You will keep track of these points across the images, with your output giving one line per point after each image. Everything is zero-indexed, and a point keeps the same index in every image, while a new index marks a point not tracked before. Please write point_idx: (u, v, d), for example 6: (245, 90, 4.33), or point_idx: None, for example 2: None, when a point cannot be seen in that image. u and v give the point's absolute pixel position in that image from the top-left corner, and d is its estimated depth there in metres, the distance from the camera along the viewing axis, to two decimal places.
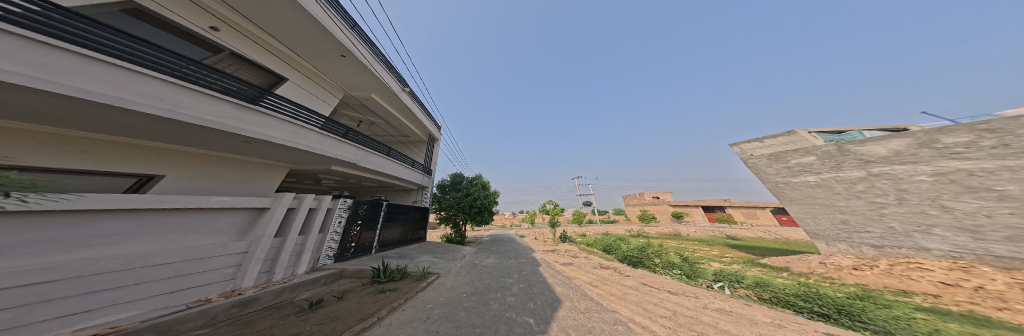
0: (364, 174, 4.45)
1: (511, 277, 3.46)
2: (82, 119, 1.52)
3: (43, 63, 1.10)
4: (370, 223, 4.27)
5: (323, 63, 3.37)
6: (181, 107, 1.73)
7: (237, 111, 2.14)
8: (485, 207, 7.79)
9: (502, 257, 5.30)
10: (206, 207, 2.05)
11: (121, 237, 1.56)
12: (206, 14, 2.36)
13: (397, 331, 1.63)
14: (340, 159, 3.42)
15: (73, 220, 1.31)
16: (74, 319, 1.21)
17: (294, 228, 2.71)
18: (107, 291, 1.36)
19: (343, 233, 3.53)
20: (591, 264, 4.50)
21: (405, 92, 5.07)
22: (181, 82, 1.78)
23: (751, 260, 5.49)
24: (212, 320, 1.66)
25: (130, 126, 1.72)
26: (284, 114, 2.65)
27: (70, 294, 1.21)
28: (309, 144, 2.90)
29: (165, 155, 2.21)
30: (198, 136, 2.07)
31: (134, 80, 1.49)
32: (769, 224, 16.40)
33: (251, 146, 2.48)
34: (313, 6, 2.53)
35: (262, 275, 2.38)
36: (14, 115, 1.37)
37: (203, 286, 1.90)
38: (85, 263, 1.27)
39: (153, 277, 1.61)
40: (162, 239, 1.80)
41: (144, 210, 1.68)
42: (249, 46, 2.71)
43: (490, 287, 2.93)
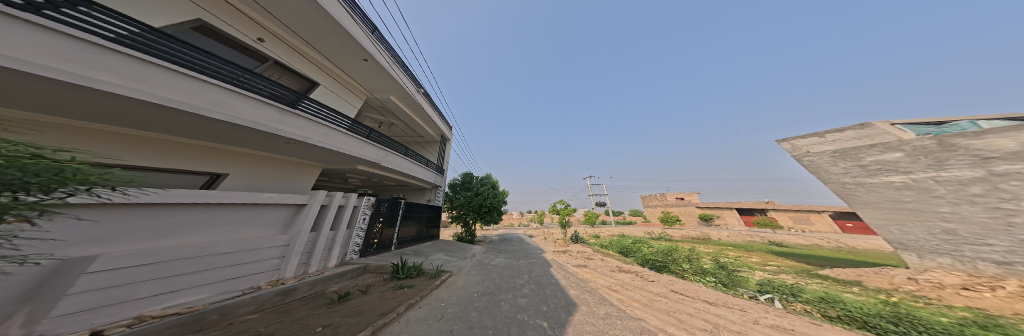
0: (385, 173, 4.74)
1: (522, 277, 3.42)
2: (165, 123, 1.82)
3: (108, 68, 1.31)
4: (391, 220, 4.53)
5: (349, 68, 3.67)
6: (237, 112, 2.00)
7: (281, 115, 2.39)
8: (494, 207, 7.83)
9: (513, 257, 5.27)
10: (259, 202, 2.30)
11: (195, 227, 1.86)
12: (255, 27, 2.71)
13: (413, 329, 1.68)
14: (364, 158, 3.66)
15: (153, 214, 1.60)
16: (153, 300, 1.50)
17: (326, 224, 2.93)
18: (186, 275, 1.69)
19: (366, 230, 3.76)
20: (608, 267, 4.27)
21: (420, 93, 5.32)
22: (238, 89, 2.05)
23: (804, 271, 4.77)
24: (260, 306, 1.88)
25: (200, 129, 2.02)
26: (318, 117, 2.90)
27: (151, 278, 1.50)
28: (338, 145, 3.14)
29: (229, 156, 2.57)
30: (252, 138, 2.37)
31: (199, 88, 1.76)
32: (826, 231, 14.14)
33: (291, 147, 2.75)
34: (337, 10, 2.75)
35: (301, 266, 2.62)
36: (124, 120, 1.73)
37: (256, 274, 2.17)
38: (161, 251, 1.57)
39: (217, 264, 1.88)
40: (225, 230, 2.08)
41: (215, 205, 1.98)
42: (289, 54, 3.04)
43: (501, 287, 2.90)
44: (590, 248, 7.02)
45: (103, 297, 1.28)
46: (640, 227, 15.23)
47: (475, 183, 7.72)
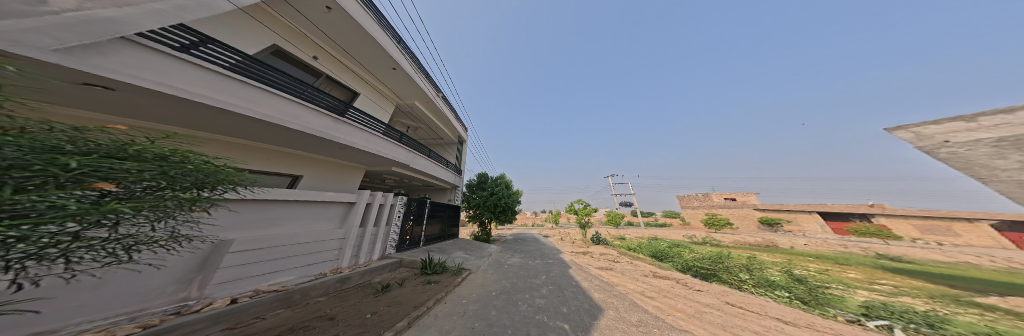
0: (413, 174, 5.20)
1: (539, 278, 3.32)
2: (255, 130, 2.34)
3: (207, 83, 1.81)
4: (419, 218, 4.92)
5: (381, 77, 4.17)
6: (302, 121, 2.47)
7: (334, 124, 2.84)
8: (508, 207, 7.89)
9: (531, 257, 5.21)
10: (323, 199, 2.76)
11: (285, 219, 2.43)
12: (312, 47, 3.29)
13: (439, 323, 1.78)
14: (396, 160, 4.06)
15: (261, 208, 2.19)
16: (264, 277, 2.20)
17: (370, 221, 3.34)
18: (282, 259, 2.34)
19: (401, 227, 4.16)
20: (640, 271, 3.83)
21: (439, 97, 5.73)
22: (303, 102, 2.52)
23: (943, 296, 3.45)
24: (325, 290, 2.40)
25: (279, 136, 2.54)
26: (362, 125, 3.33)
27: (263, 260, 2.19)
28: (377, 148, 3.56)
29: (304, 160, 3.22)
30: (313, 144, 2.86)
31: (277, 101, 2.27)
32: (979, 244, 10.04)
33: (341, 151, 3.24)
34: (371, 25, 3.21)
35: (353, 258, 3.08)
36: (233, 130, 2.31)
37: (324, 263, 2.74)
38: (264, 240, 2.20)
39: (298, 252, 2.48)
40: (303, 222, 2.59)
41: (297, 202, 2.50)
42: (338, 69, 3.61)
43: (518, 287, 2.87)
44: (617, 250, 6.43)
45: (236, 272, 2.00)
46: (679, 231, 13.40)
47: (491, 183, 7.85)
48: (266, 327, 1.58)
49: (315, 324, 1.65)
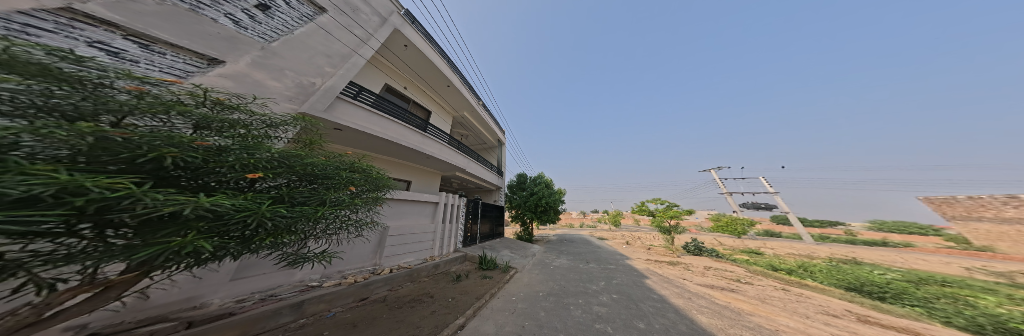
0: (465, 177, 6.22)
1: (595, 283, 2.80)
2: (380, 146, 3.61)
3: (363, 119, 3.01)
4: (473, 217, 5.53)
5: (441, 94, 5.42)
6: (403, 139, 3.55)
7: (421, 138, 3.90)
8: (550, 207, 7.48)
9: (583, 260, 4.61)
10: (421, 199, 3.81)
11: (405, 214, 3.54)
12: (404, 79, 4.67)
13: (491, 318, 1.82)
14: (455, 164, 5.04)
15: (398, 208, 3.39)
16: (398, 255, 3.36)
17: (444, 219, 4.32)
18: (406, 244, 3.48)
19: (464, 228, 5.01)
20: (804, 307, 2.36)
21: (480, 105, 6.60)
22: (404, 125, 3.62)
23: None
24: (426, 272, 3.38)
25: (391, 149, 3.80)
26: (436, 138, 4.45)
27: (397, 243, 3.34)
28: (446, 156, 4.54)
29: (407, 166, 4.67)
30: (407, 153, 4.07)
31: (391, 126, 3.40)
32: None
33: (423, 158, 4.42)
34: (433, 55, 4.38)
35: (435, 249, 4.10)
36: (374, 148, 3.72)
37: (422, 251, 3.82)
38: (398, 230, 3.35)
39: (411, 240, 3.58)
40: (413, 217, 3.70)
41: (410, 201, 3.60)
42: (418, 93, 5.00)
43: (568, 290, 2.53)
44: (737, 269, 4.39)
45: (389, 249, 3.22)
46: (893, 256, 7.44)
47: (530, 183, 7.75)
48: (405, 294, 2.55)
49: (423, 299, 2.35)
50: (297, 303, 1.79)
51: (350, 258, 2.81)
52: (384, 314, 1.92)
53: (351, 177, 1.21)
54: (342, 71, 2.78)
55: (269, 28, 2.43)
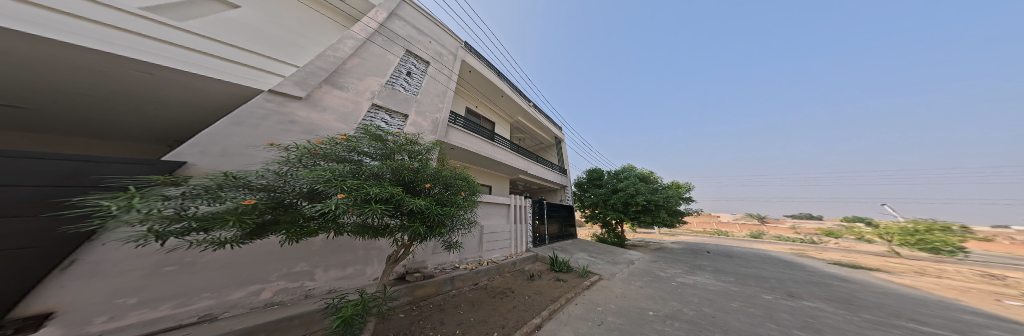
0: (527, 178, 6.64)
1: (755, 320, 1.77)
2: (466, 156, 4.83)
3: (460, 139, 4.20)
4: (540, 218, 5.65)
5: (498, 104, 6.32)
6: (481, 148, 4.68)
7: (490, 147, 4.96)
8: (647, 206, 5.95)
9: (704, 279, 3.28)
10: (499, 200, 4.48)
11: (489, 214, 4.29)
12: (473, 99, 5.82)
13: (575, 325, 1.63)
14: (517, 166, 5.68)
15: (485, 208, 4.21)
16: (488, 248, 4.13)
17: (516, 219, 4.85)
18: (492, 241, 4.23)
19: (533, 228, 5.32)
20: None
21: (531, 106, 7.03)
22: (481, 137, 4.73)
23: None
24: (510, 267, 3.95)
25: (473, 158, 4.95)
26: (501, 146, 5.38)
27: (487, 239, 4.13)
28: (508, 160, 5.46)
29: (481, 171, 5.84)
30: (483, 160, 5.11)
31: (473, 140, 4.53)
32: None
33: (494, 163, 5.36)
34: (489, 74, 5.28)
35: (512, 247, 4.68)
36: (462, 159, 4.99)
37: (504, 248, 4.47)
38: (487, 228, 4.13)
39: (494, 237, 4.30)
40: (495, 216, 4.42)
41: (491, 203, 4.35)
42: (484, 107, 6.07)
43: (692, 318, 1.78)
44: None
45: (483, 245, 4.03)
46: None
47: (610, 178, 6.70)
48: (500, 284, 3.20)
49: (507, 294, 2.71)
50: (452, 277, 2.95)
51: (468, 249, 3.80)
52: (477, 300, 2.55)
53: (465, 186, 1.79)
54: (445, 104, 3.94)
55: (418, 87, 3.75)
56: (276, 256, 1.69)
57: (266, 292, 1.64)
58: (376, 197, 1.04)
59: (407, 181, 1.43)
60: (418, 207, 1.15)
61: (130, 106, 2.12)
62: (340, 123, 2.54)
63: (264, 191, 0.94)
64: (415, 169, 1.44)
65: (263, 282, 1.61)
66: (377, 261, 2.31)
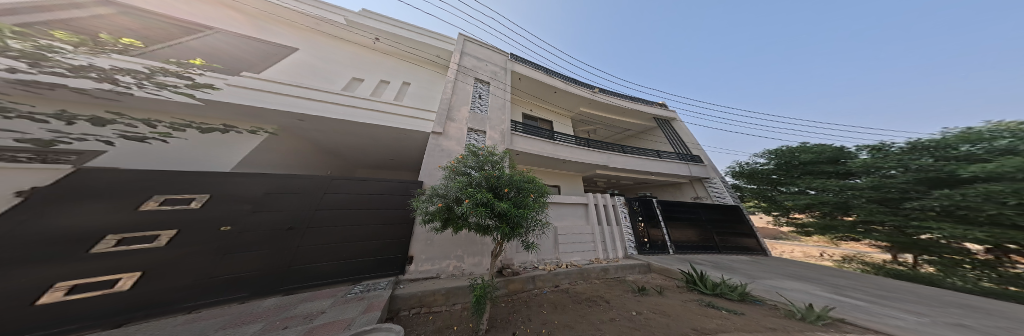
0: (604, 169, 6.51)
1: None
2: (536, 158, 5.69)
3: (523, 144, 5.19)
4: (653, 220, 5.38)
5: (553, 101, 7.63)
6: (540, 149, 5.36)
7: (549, 145, 5.63)
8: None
9: None
10: (569, 199, 4.98)
11: (562, 214, 4.88)
12: (529, 103, 7.56)
13: None
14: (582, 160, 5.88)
15: (557, 209, 4.85)
16: (569, 247, 4.67)
17: (593, 221, 5.03)
18: (571, 241, 4.72)
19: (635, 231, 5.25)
20: None
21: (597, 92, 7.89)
22: (536, 138, 5.41)
23: None
24: (589, 273, 4.12)
25: (539, 160, 5.73)
26: (558, 142, 5.93)
27: (566, 237, 4.69)
28: (574, 156, 5.89)
29: (550, 172, 6.64)
30: (547, 159, 5.74)
31: (534, 143, 5.36)
32: None
33: (561, 163, 6.01)
34: (539, 78, 6.69)
35: (592, 252, 4.86)
36: (532, 162, 6.01)
37: (586, 252, 4.75)
38: (564, 227, 4.74)
39: (572, 236, 4.76)
40: (570, 217, 4.97)
41: (562, 203, 4.97)
42: (536, 108, 7.64)
43: None
44: None
45: (563, 244, 4.61)
46: None
47: (859, 167, 4.45)
48: (579, 290, 3.51)
49: (591, 303, 2.95)
50: (534, 277, 3.59)
51: (545, 250, 4.48)
52: (565, 303, 2.89)
53: (529, 188, 2.74)
54: (506, 116, 4.93)
55: (488, 107, 4.95)
56: (455, 242, 3.06)
57: (450, 267, 2.91)
58: (481, 202, 2.21)
59: (494, 187, 2.66)
60: (501, 209, 2.23)
61: (394, 149, 4.60)
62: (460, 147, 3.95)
63: (441, 199, 2.54)
64: (495, 178, 2.67)
65: (455, 259, 2.97)
66: (486, 255, 3.17)
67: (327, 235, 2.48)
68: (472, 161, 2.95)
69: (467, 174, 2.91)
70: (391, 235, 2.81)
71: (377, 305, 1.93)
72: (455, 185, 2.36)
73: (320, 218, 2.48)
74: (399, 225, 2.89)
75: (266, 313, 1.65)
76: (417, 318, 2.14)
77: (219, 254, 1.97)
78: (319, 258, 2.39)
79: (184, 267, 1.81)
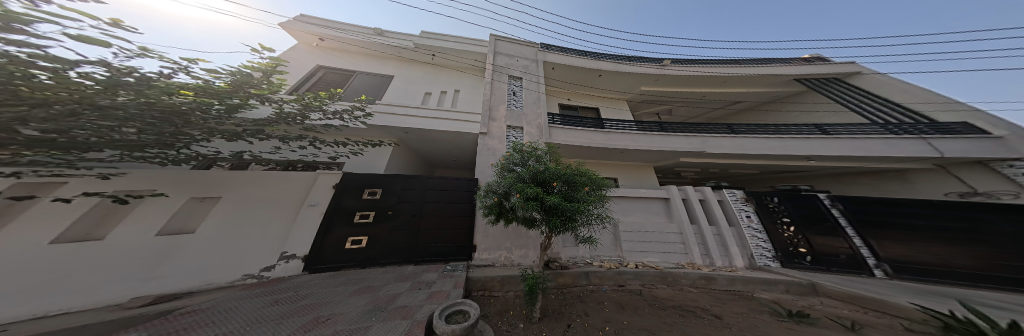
0: (653, 149, 7.26)
1: None
2: (586, 150, 7.62)
3: (554, 136, 7.31)
4: (813, 221, 5.12)
5: (597, 82, 9.77)
6: (569, 137, 7.39)
7: (587, 132, 7.47)
8: None
9: None
10: (632, 195, 6.41)
11: (626, 212, 6.36)
12: (575, 93, 10.45)
13: None
14: (625, 147, 7.28)
15: (621, 206, 6.39)
16: (641, 239, 5.98)
17: (681, 218, 6.01)
18: (645, 239, 5.99)
19: (766, 231, 5.38)
20: None
21: (653, 69, 9.23)
22: (562, 127, 7.57)
23: None
24: (666, 274, 5.12)
25: (585, 148, 7.42)
26: (592, 128, 7.68)
27: (632, 231, 6.04)
28: (616, 142, 7.33)
29: (603, 167, 8.40)
30: (594, 148, 7.44)
31: (565, 135, 7.41)
32: None
33: (622, 152, 7.64)
34: (581, 65, 9.11)
35: (677, 256, 5.77)
36: (579, 153, 7.90)
37: (664, 253, 5.83)
38: (634, 224, 6.10)
39: (639, 231, 6.05)
40: (644, 213, 6.40)
41: (628, 198, 6.44)
42: (580, 97, 10.41)
43: None
44: None
45: (632, 241, 5.97)
46: None
47: None
48: (662, 294, 4.50)
49: (670, 308, 3.89)
50: (588, 275, 5.00)
51: (603, 248, 6.03)
52: (634, 304, 4.05)
53: (577, 183, 4.06)
54: (537, 116, 7.63)
55: (523, 107, 7.78)
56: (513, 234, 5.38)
57: (502, 258, 5.41)
58: (530, 196, 3.67)
59: (543, 182, 4.14)
60: (547, 201, 3.54)
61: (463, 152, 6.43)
62: (500, 144, 6.74)
63: (500, 195, 4.42)
64: (541, 174, 4.13)
65: (505, 248, 5.51)
66: (529, 248, 5.58)
67: (434, 225, 5.32)
68: (525, 162, 4.64)
69: (519, 173, 4.35)
70: (462, 226, 5.52)
71: (459, 284, 3.97)
72: (510, 182, 4.06)
73: (428, 218, 5.34)
74: (464, 223, 5.56)
75: (410, 277, 4.23)
76: (485, 297, 4.14)
77: (392, 232, 4.97)
78: (433, 241, 5.20)
79: (386, 242, 4.87)
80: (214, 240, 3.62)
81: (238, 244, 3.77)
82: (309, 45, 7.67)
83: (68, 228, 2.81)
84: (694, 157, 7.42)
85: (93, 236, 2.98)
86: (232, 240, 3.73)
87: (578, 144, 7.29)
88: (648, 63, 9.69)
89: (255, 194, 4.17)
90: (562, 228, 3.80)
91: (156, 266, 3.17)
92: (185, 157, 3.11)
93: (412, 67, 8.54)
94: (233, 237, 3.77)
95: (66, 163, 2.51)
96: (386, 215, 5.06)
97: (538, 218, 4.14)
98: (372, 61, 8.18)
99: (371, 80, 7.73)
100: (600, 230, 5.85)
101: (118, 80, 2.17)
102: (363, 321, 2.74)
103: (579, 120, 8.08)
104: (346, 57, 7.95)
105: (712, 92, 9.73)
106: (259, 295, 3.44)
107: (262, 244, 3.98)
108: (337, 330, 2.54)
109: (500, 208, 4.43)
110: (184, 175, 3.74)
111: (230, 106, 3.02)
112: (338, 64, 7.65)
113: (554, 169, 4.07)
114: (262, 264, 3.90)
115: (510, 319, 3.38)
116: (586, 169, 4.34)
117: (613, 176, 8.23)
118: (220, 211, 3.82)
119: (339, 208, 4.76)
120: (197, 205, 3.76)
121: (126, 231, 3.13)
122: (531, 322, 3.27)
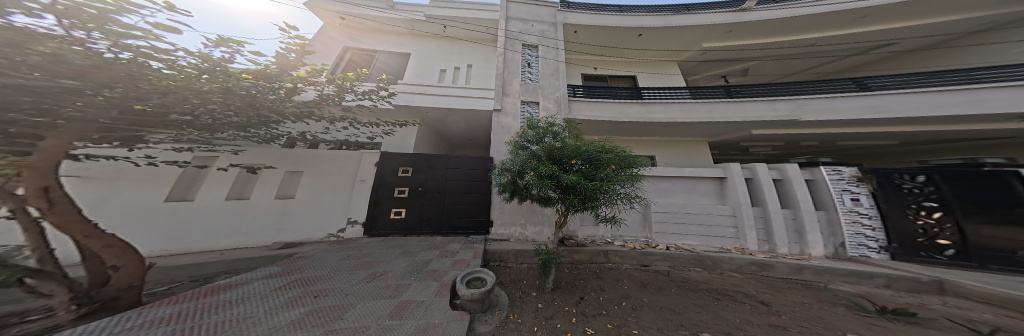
0: (711, 118, 5.94)
1: None
2: (620, 125, 6.68)
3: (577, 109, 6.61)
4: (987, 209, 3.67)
5: (638, 42, 8.03)
6: (595, 110, 6.51)
7: (623, 105, 6.47)
8: None
9: None
10: (676, 173, 5.50)
11: (664, 192, 5.57)
12: (608, 58, 8.84)
13: None
14: (666, 118, 6.17)
15: (659, 186, 5.59)
16: (678, 220, 5.30)
17: (738, 199, 5.00)
18: (685, 222, 5.26)
19: (881, 219, 4.17)
20: None
21: (728, 13, 6.94)
22: (586, 100, 6.69)
23: None
24: (703, 257, 4.53)
25: (617, 123, 6.52)
26: (626, 99, 6.61)
27: (667, 211, 5.38)
28: (656, 114, 6.25)
29: (640, 143, 7.35)
30: (631, 123, 6.48)
31: (589, 108, 6.55)
32: None
33: (666, 127, 6.51)
34: (619, 21, 7.51)
35: (722, 241, 5.02)
36: (609, 130, 7.03)
37: (707, 237, 5.11)
38: (671, 205, 5.38)
39: (678, 213, 5.32)
40: (689, 195, 5.49)
41: (669, 176, 5.58)
42: (613, 63, 8.83)
43: None
44: None
45: (665, 220, 5.35)
46: None
47: None
48: (694, 276, 4.12)
49: (700, 289, 3.58)
50: (606, 253, 4.83)
51: (631, 230, 5.63)
52: (658, 283, 3.82)
53: (604, 160, 3.63)
54: (557, 91, 6.91)
55: (541, 80, 7.10)
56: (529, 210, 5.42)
57: (517, 232, 5.71)
58: (547, 175, 3.48)
59: (559, 160, 3.88)
60: (564, 179, 3.31)
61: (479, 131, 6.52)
62: (513, 123, 6.49)
63: (510, 172, 4.41)
64: (558, 151, 3.85)
65: (522, 224, 5.72)
66: (544, 225, 5.69)
67: (459, 201, 5.81)
68: (541, 138, 4.37)
69: (533, 151, 4.16)
70: (480, 203, 5.88)
71: (478, 255, 4.39)
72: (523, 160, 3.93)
73: (452, 195, 5.81)
74: (482, 201, 5.89)
75: (440, 245, 4.85)
76: (500, 266, 4.54)
77: (423, 205, 5.63)
78: (459, 215, 5.76)
79: (421, 215, 5.60)
80: (306, 205, 4.96)
81: (321, 209, 5.08)
82: (340, 31, 8.12)
83: (230, 188, 4.43)
84: (774, 127, 5.79)
85: (244, 195, 4.58)
86: (318, 205, 5.07)
87: (602, 119, 6.44)
88: (719, 9, 7.35)
89: (324, 168, 5.21)
90: (579, 207, 3.63)
91: (279, 222, 4.72)
92: (261, 134, 3.97)
93: (428, 44, 8.43)
94: (319, 203, 5.06)
95: (207, 140, 3.49)
96: (418, 192, 5.67)
97: (554, 197, 3.99)
98: (393, 42, 8.33)
99: (394, 62, 8.00)
100: (626, 210, 5.39)
101: (209, 68, 2.60)
102: (406, 279, 3.32)
103: (609, 91, 6.93)
104: (371, 41, 8.26)
105: (818, 34, 6.98)
106: (335, 247, 4.65)
107: (335, 211, 5.18)
108: (388, 284, 3.15)
109: (514, 186, 4.45)
110: (278, 153, 4.85)
111: (285, 90, 3.50)
112: (364, 45, 8.04)
113: (572, 145, 3.73)
114: (338, 225, 5.20)
115: (524, 287, 3.63)
116: (613, 146, 3.79)
117: (649, 153, 7.20)
118: (306, 183, 5.04)
119: (381, 184, 5.50)
120: (292, 177, 5.02)
121: (258, 195, 4.62)
122: (544, 291, 3.44)
